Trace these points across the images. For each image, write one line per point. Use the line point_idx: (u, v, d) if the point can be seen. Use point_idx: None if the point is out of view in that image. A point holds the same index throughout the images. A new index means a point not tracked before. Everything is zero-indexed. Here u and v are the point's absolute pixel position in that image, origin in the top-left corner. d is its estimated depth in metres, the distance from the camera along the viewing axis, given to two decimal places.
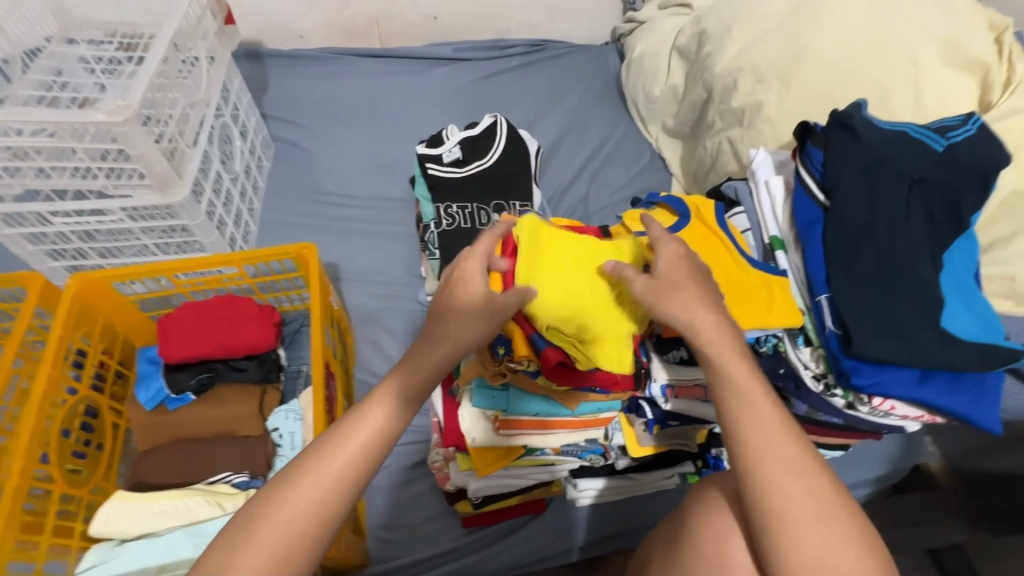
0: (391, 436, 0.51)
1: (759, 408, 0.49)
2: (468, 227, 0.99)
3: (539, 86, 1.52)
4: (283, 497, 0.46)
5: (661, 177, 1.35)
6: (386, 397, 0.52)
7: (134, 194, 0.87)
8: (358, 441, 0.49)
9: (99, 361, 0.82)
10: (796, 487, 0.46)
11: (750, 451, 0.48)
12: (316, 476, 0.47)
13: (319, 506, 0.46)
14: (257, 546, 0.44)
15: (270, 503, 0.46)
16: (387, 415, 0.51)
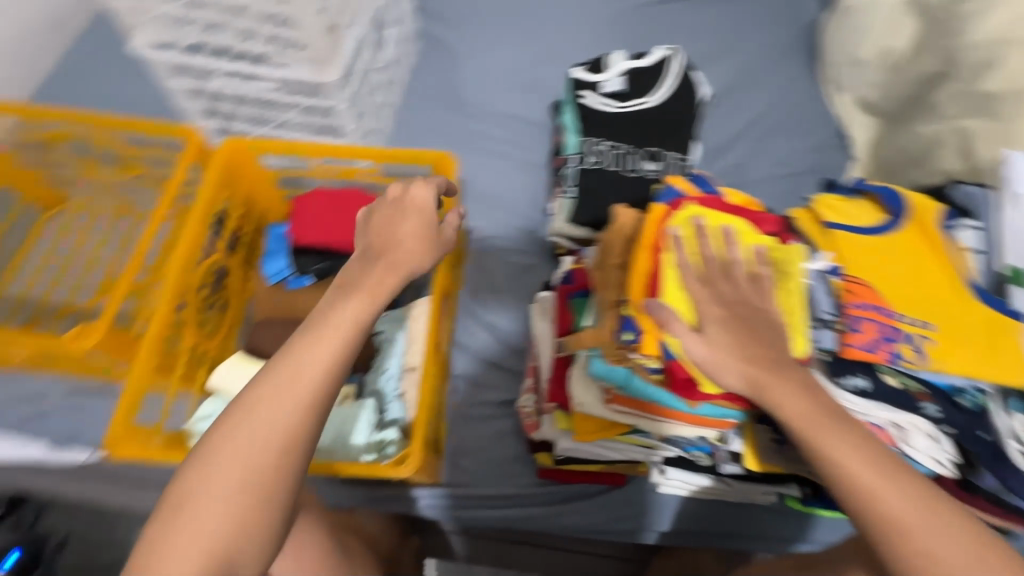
0: (350, 355, 0.52)
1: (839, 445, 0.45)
2: (614, 171, 0.89)
3: (718, 23, 1.31)
4: (222, 441, 0.47)
5: (838, 159, 1.15)
6: (339, 321, 0.53)
7: (291, 66, 0.85)
8: (313, 370, 0.50)
9: (235, 228, 0.84)
10: (908, 516, 0.42)
11: (845, 487, 0.44)
12: (275, 404, 0.48)
13: (279, 432, 0.48)
14: (221, 470, 0.46)
15: (228, 431, 0.48)
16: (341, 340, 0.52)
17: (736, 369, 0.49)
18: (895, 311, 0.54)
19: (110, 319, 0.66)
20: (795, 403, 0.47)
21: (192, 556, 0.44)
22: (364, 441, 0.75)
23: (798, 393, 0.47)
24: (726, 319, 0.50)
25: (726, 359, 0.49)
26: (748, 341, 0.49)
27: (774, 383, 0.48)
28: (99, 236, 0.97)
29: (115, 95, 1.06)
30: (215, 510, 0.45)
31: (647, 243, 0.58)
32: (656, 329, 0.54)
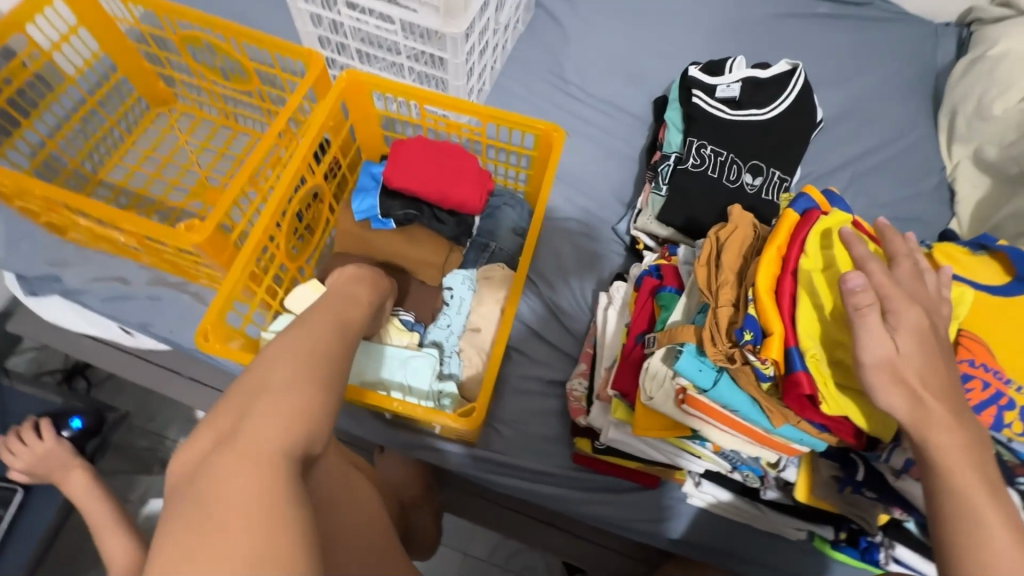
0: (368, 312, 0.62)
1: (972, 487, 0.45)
2: (714, 177, 0.87)
3: (841, 48, 1.26)
4: (304, 334, 0.50)
5: (939, 212, 1.10)
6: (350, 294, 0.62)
7: (418, 11, 0.86)
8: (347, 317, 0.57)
9: (334, 158, 0.86)
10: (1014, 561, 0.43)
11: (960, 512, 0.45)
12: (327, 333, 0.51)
13: (337, 343, 0.51)
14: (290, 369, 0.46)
15: (287, 340, 0.48)
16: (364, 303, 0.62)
17: (908, 385, 0.47)
18: (1005, 375, 0.52)
19: (216, 220, 0.68)
20: (950, 439, 0.46)
21: (285, 426, 0.42)
22: (426, 386, 0.75)
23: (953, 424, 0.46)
24: (921, 327, 0.48)
25: (907, 369, 0.47)
26: (935, 358, 0.47)
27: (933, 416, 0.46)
28: (200, 141, 1.01)
29: (237, 8, 1.08)
30: (296, 392, 0.44)
31: (776, 247, 0.56)
32: (789, 330, 0.52)
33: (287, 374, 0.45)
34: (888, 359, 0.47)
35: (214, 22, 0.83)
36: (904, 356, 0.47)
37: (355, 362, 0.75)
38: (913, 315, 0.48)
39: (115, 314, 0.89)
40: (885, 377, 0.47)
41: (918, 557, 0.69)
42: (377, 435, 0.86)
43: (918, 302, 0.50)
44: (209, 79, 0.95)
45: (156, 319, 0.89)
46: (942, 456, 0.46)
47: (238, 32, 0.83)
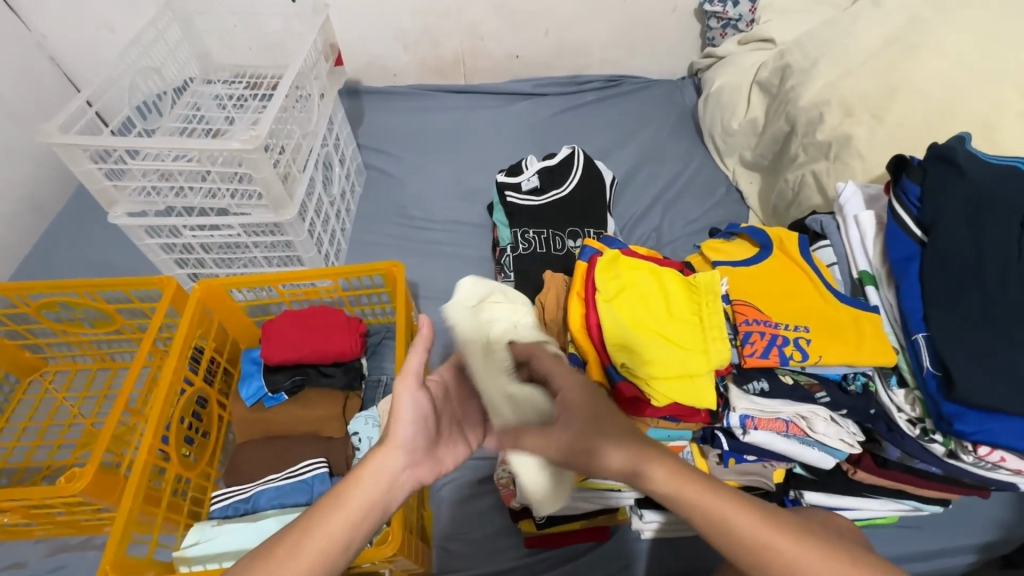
0: (346, 550, 0.49)
1: (714, 508, 0.50)
2: (544, 252, 1.03)
3: (615, 120, 1.56)
4: None
5: (738, 212, 1.33)
6: (315, 521, 0.49)
7: (252, 213, 0.99)
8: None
9: (211, 358, 0.92)
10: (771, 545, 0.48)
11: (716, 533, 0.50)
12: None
13: None
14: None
15: None
16: (336, 537, 0.49)
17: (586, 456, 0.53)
18: (773, 320, 0.65)
19: (97, 461, 0.71)
20: (669, 479, 0.51)
21: None
22: None
23: (668, 470, 0.52)
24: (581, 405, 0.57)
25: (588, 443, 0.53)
26: (597, 422, 0.55)
27: (646, 464, 0.52)
28: (80, 391, 1.02)
29: (93, 262, 1.17)
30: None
31: (577, 293, 0.72)
32: (601, 354, 0.68)
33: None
34: (570, 447, 0.54)
35: (65, 284, 0.90)
36: (580, 438, 0.54)
37: None
38: (574, 395, 0.57)
39: None
40: (580, 459, 0.54)
41: (829, 496, 0.72)
42: None
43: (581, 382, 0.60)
44: (75, 333, 0.99)
45: None
46: (680, 493, 0.51)
47: (90, 284, 0.90)
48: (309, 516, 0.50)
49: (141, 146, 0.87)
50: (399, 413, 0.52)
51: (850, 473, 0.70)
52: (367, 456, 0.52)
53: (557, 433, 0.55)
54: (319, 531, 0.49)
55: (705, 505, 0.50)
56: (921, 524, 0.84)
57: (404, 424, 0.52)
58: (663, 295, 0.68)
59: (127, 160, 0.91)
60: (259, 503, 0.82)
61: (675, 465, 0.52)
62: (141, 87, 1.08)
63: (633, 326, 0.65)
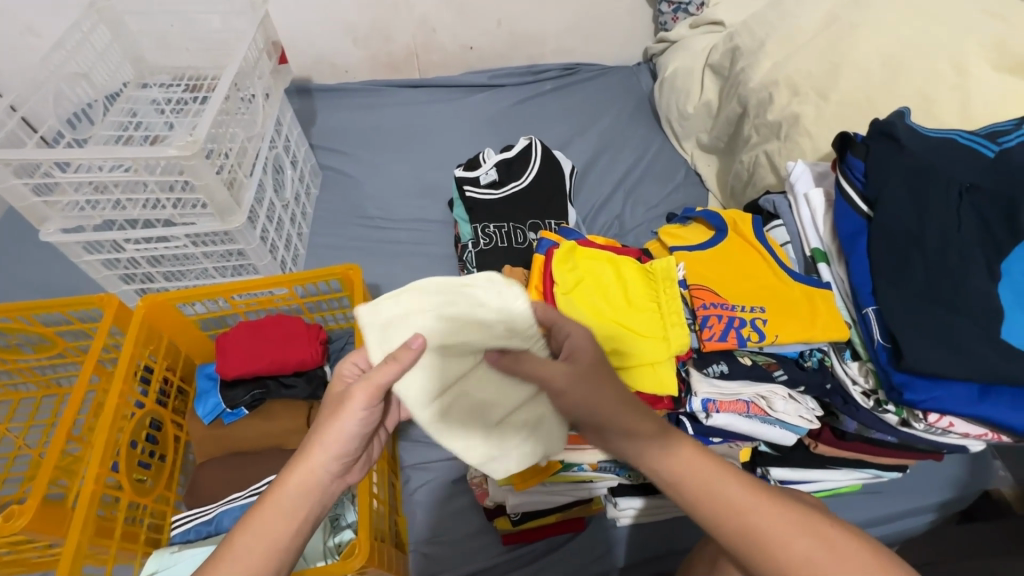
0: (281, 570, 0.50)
1: (719, 488, 0.51)
2: (506, 245, 1.01)
3: (573, 108, 1.55)
4: None
5: (698, 194, 1.34)
6: (238, 541, 0.50)
7: (197, 221, 0.95)
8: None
9: (163, 377, 0.88)
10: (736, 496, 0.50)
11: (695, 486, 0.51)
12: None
13: None
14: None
15: None
16: (267, 552, 0.49)
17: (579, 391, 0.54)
18: (730, 303, 0.65)
19: (39, 495, 0.67)
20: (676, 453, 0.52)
21: None
22: (319, 547, 0.72)
23: (679, 448, 0.52)
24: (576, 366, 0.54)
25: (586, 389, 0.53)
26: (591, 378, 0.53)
27: (660, 438, 0.52)
28: (24, 421, 0.97)
29: (31, 283, 1.10)
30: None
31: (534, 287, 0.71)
32: None
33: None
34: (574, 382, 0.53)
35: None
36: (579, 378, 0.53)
37: None
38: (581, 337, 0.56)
39: None
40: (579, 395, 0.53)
41: (794, 470, 0.73)
42: None
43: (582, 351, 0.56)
44: (13, 360, 0.94)
45: None
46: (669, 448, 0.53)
47: (23, 309, 0.85)
48: (229, 539, 0.50)
49: (70, 158, 0.82)
50: (331, 425, 0.53)
51: (812, 447, 0.71)
52: (287, 475, 0.52)
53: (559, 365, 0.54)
54: (240, 548, 0.49)
55: (711, 484, 0.51)
56: (883, 488, 0.87)
57: (336, 437, 0.53)
58: (621, 284, 0.68)
59: (55, 172, 0.85)
60: (223, 524, 0.78)
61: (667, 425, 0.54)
62: (67, 94, 1.01)
63: (593, 317, 0.65)
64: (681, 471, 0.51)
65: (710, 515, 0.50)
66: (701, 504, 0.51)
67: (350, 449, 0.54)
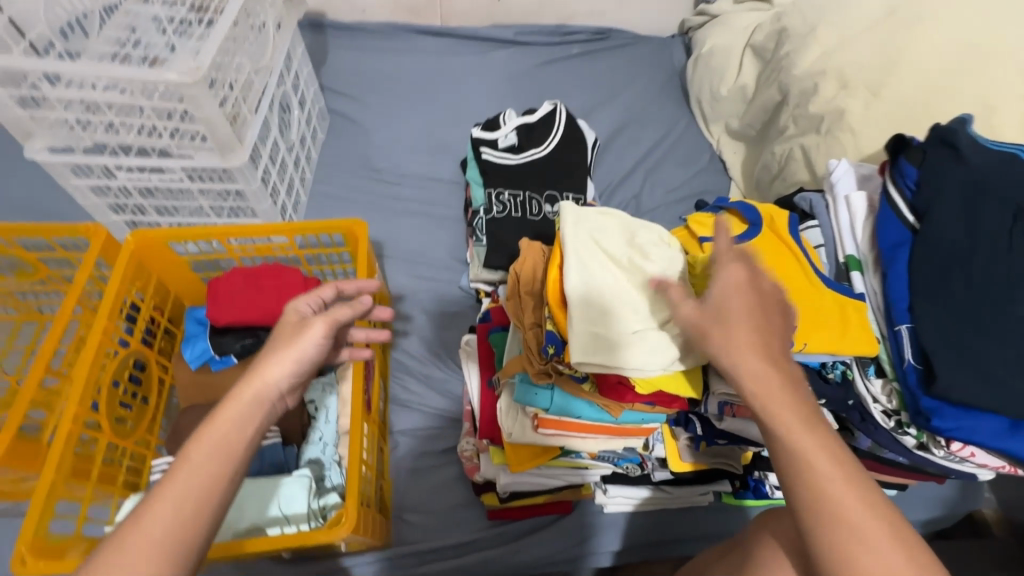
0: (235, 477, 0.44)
1: (834, 475, 0.43)
2: (520, 216, 0.97)
3: (600, 76, 1.47)
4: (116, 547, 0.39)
5: (720, 182, 1.29)
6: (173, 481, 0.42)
7: (195, 155, 0.89)
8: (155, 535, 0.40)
9: (150, 317, 0.83)
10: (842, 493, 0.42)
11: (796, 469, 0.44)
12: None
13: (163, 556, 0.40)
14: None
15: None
16: (215, 476, 0.43)
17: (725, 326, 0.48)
18: None
19: (13, 429, 0.63)
20: (800, 424, 0.45)
21: None
22: (304, 508, 0.70)
23: (801, 422, 0.45)
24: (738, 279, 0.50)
25: (735, 345, 0.47)
26: (751, 307, 0.49)
27: (795, 411, 0.45)
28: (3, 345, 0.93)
29: (14, 202, 1.04)
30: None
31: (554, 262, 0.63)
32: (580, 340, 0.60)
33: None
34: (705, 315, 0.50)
35: None
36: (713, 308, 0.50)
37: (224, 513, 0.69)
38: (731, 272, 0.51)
39: None
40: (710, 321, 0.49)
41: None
42: None
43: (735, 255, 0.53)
44: None
45: None
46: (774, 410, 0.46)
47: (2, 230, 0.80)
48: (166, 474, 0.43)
49: (59, 70, 0.75)
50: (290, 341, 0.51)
51: None
52: (241, 387, 0.48)
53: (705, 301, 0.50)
54: (182, 479, 0.42)
55: (816, 462, 0.43)
56: None
57: (295, 354, 0.51)
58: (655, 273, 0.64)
59: (42, 84, 0.78)
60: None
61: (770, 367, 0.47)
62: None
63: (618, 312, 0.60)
64: (795, 450, 0.44)
65: (802, 501, 0.43)
66: (799, 471, 0.44)
67: (305, 372, 0.52)
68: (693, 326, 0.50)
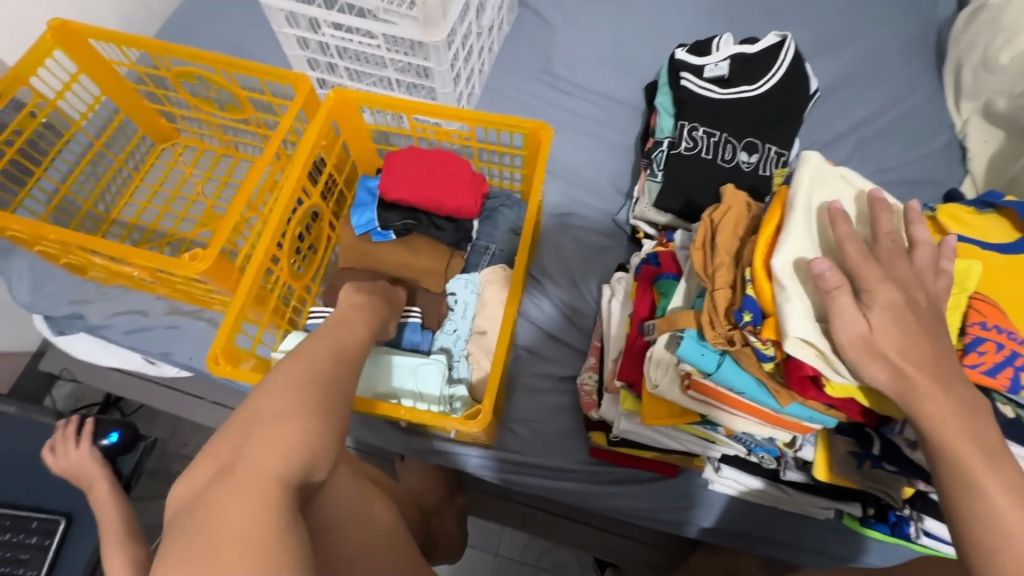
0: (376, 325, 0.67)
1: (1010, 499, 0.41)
2: (708, 159, 0.86)
3: (836, 13, 1.22)
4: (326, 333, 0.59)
5: (952, 173, 1.06)
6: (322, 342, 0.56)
7: (398, 23, 0.87)
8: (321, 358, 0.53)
9: (330, 175, 0.88)
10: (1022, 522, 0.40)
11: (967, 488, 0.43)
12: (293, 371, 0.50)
13: (354, 345, 0.59)
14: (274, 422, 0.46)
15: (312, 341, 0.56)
16: (345, 347, 0.58)
17: (887, 360, 0.46)
18: (1021, 336, 0.50)
19: (218, 248, 0.71)
20: (975, 450, 0.43)
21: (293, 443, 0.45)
22: (437, 392, 0.76)
23: (980, 451, 0.43)
24: (894, 303, 0.46)
25: (923, 394, 0.45)
26: (913, 333, 0.46)
27: (966, 423, 0.44)
28: (205, 171, 1.04)
29: (229, 41, 1.11)
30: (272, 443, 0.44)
31: (776, 208, 0.55)
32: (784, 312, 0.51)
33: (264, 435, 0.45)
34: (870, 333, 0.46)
35: (202, 57, 0.86)
36: (893, 320, 0.46)
37: (369, 376, 0.77)
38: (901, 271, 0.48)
39: (139, 346, 0.93)
40: (873, 342, 0.46)
41: (944, 528, 0.67)
42: (393, 443, 0.88)
43: (896, 280, 0.48)
44: (207, 112, 0.98)
45: (176, 348, 0.92)
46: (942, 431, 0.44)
47: (226, 63, 0.85)
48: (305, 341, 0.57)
49: None
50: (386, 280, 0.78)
51: None
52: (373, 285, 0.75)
53: (876, 308, 0.46)
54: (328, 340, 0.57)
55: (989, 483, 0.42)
56: None
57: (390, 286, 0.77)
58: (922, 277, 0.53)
59: None
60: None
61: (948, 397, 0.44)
62: None
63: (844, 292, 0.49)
64: (965, 478, 0.43)
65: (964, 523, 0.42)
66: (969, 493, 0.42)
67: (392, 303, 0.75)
68: (860, 340, 0.46)
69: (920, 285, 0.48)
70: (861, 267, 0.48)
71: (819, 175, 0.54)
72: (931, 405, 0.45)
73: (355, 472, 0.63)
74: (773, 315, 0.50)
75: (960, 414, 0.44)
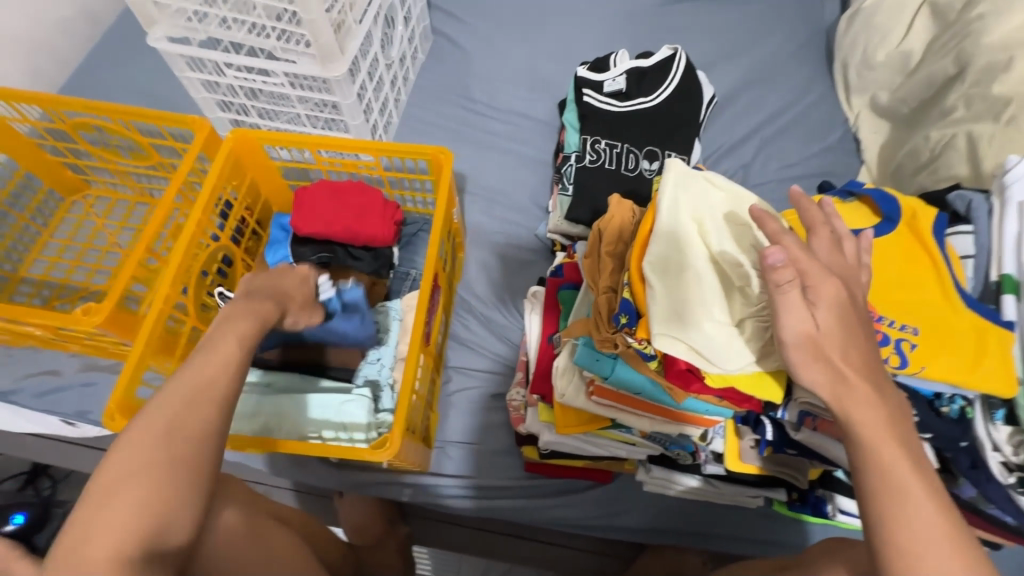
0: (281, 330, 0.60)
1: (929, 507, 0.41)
2: (612, 169, 0.90)
3: (732, 23, 1.29)
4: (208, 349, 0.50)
5: (849, 163, 1.12)
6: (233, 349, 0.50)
7: (298, 61, 0.88)
8: (219, 381, 0.48)
9: (241, 216, 0.87)
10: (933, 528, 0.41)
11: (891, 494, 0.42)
12: (194, 408, 0.46)
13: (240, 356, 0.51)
14: (130, 487, 0.41)
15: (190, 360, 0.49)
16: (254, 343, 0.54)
17: (829, 361, 0.45)
18: (877, 313, 0.53)
19: (114, 299, 0.70)
20: (901, 456, 0.43)
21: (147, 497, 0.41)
22: (362, 420, 0.75)
23: (905, 457, 0.43)
24: (840, 298, 0.45)
25: (859, 396, 0.44)
26: (857, 332, 0.45)
27: (896, 427, 0.44)
28: (118, 221, 1.02)
29: (137, 88, 1.10)
30: (131, 501, 0.41)
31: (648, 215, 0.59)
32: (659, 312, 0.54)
33: (119, 500, 0.41)
34: (818, 334, 0.45)
35: (98, 107, 0.84)
36: (841, 321, 0.45)
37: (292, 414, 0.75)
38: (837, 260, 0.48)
39: (52, 409, 0.89)
40: (820, 344, 0.45)
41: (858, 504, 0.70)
42: (328, 481, 0.87)
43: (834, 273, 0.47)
44: (113, 161, 0.96)
45: (92, 406, 0.89)
46: (878, 435, 0.43)
47: (123, 112, 0.84)
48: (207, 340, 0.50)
49: None
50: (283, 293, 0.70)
51: None
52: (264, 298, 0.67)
53: (825, 306, 0.45)
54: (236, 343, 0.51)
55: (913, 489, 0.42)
56: None
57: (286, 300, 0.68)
58: None
59: None
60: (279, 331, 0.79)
61: (885, 402, 0.44)
62: None
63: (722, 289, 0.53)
64: (895, 482, 0.42)
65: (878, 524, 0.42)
66: (890, 498, 0.42)
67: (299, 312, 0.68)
68: (804, 338, 0.45)
69: (855, 276, 0.48)
70: (802, 259, 0.46)
71: (683, 180, 0.58)
72: (861, 413, 0.44)
73: (252, 509, 0.61)
74: (645, 315, 0.54)
75: (892, 419, 0.44)
